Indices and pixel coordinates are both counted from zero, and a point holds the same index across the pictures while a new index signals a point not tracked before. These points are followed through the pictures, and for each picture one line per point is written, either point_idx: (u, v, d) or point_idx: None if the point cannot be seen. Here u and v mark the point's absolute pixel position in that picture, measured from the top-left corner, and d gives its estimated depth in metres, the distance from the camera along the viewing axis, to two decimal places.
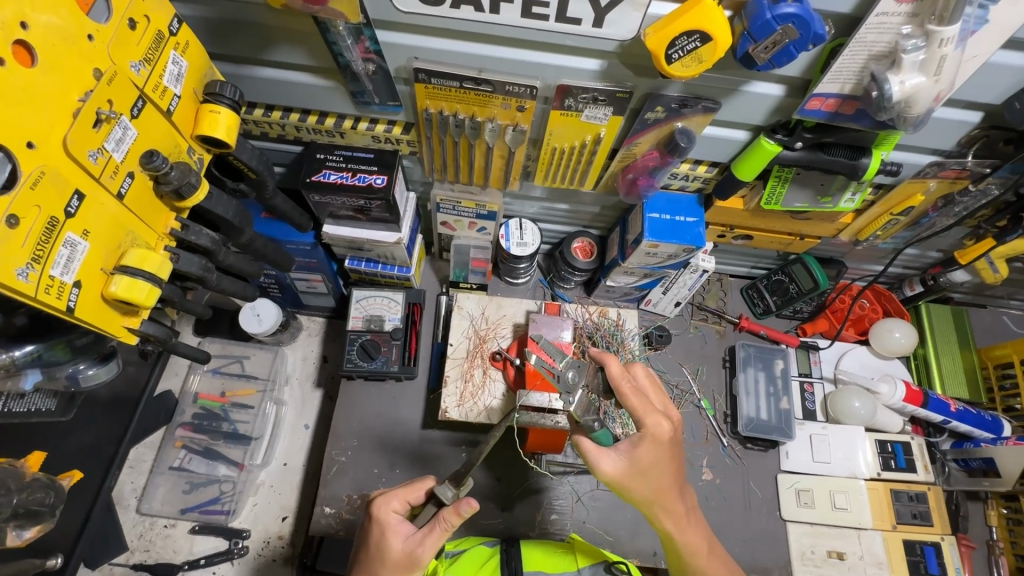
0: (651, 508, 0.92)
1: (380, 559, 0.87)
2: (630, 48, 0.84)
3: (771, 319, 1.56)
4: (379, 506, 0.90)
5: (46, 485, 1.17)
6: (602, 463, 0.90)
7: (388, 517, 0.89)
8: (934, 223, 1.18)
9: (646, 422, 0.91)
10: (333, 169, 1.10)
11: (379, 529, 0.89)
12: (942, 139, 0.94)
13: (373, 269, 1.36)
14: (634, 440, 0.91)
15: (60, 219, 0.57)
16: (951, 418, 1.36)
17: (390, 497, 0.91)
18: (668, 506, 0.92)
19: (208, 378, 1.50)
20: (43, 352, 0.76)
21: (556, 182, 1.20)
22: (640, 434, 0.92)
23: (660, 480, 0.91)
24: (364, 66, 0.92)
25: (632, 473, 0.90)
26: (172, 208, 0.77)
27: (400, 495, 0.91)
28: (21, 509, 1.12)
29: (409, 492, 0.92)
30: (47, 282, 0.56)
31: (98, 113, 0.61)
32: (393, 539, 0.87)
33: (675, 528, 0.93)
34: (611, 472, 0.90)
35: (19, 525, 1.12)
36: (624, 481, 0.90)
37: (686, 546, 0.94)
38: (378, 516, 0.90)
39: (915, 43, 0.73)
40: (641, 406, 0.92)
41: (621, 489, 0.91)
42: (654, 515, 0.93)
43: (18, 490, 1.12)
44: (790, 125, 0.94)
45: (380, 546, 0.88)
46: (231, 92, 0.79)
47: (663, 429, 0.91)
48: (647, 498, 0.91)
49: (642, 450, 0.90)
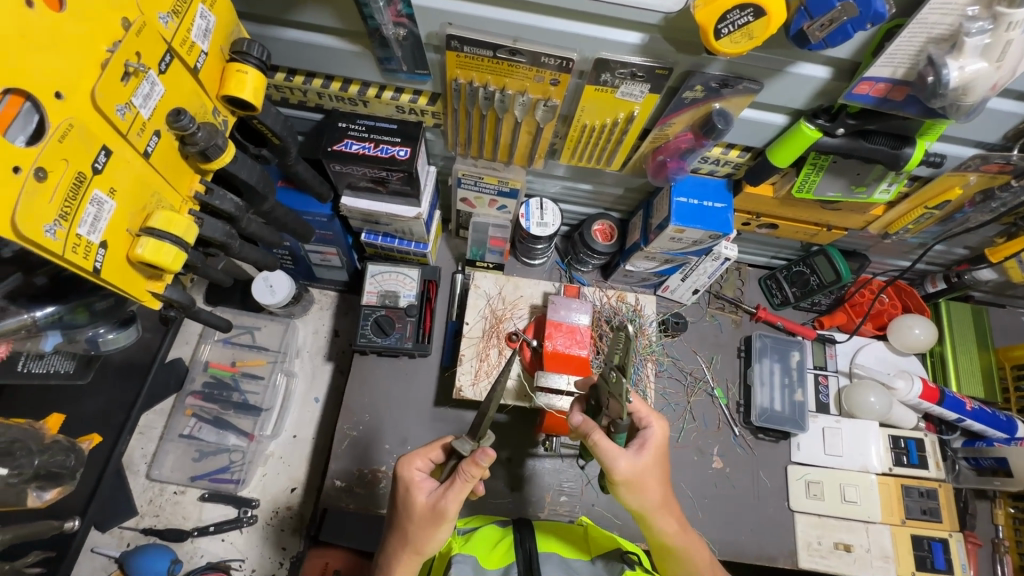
0: (655, 512, 0.91)
1: (408, 517, 0.87)
2: (675, 22, 0.80)
3: (789, 310, 1.55)
4: (403, 468, 0.90)
5: (66, 448, 1.18)
6: (618, 462, 0.87)
7: (411, 476, 0.89)
8: (967, 218, 1.16)
9: (651, 422, 0.93)
10: (355, 138, 1.07)
11: (404, 488, 0.89)
12: (987, 131, 0.92)
13: (390, 244, 1.34)
14: (643, 439, 0.91)
15: (87, 175, 0.55)
16: (965, 416, 1.35)
17: (412, 458, 0.91)
18: (669, 510, 0.93)
19: (219, 348, 1.49)
20: (64, 314, 0.74)
21: (582, 162, 1.17)
22: (645, 432, 0.92)
23: (663, 481, 0.92)
24: (394, 31, 0.88)
25: (644, 471, 0.89)
26: (196, 170, 0.74)
27: (422, 455, 0.92)
28: (43, 471, 1.12)
29: (431, 451, 0.93)
30: (74, 241, 0.54)
31: (126, 66, 0.58)
32: (418, 494, 0.87)
33: (673, 539, 0.93)
34: (624, 470, 0.87)
35: (40, 486, 1.13)
36: (635, 479, 0.88)
37: (682, 553, 0.94)
38: (402, 476, 0.90)
39: (981, 26, 0.70)
40: (644, 407, 0.94)
41: (631, 488, 0.89)
42: (655, 522, 0.92)
43: (39, 452, 1.13)
44: (833, 110, 0.91)
45: (406, 504, 0.87)
46: (258, 52, 0.76)
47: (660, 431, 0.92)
48: (653, 500, 0.90)
49: (651, 449, 0.91)
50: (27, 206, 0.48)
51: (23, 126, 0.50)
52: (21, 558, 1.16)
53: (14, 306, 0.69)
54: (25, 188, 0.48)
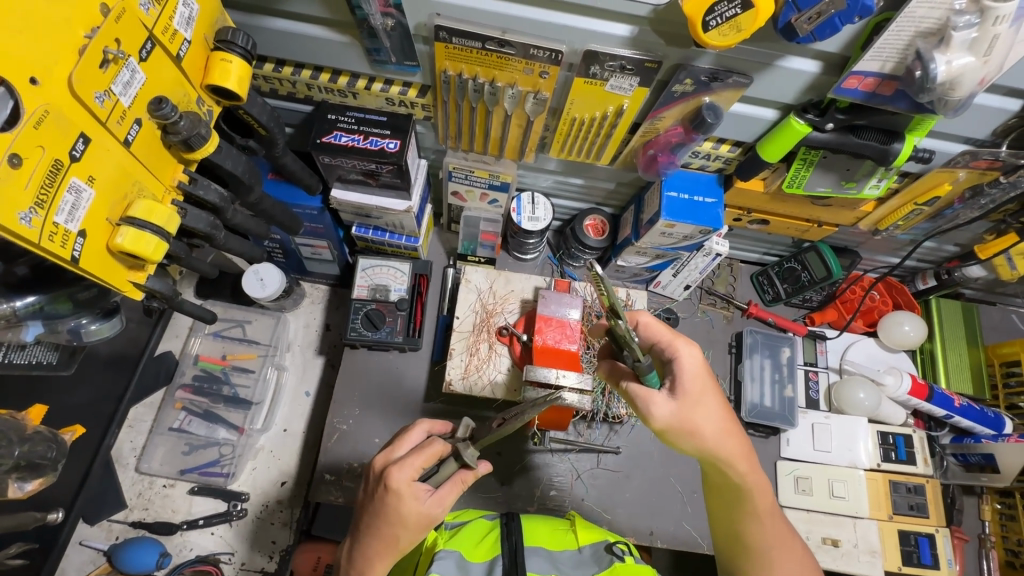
0: (717, 454, 0.86)
1: (400, 524, 0.84)
2: (664, 14, 0.79)
3: (780, 307, 1.55)
4: (395, 478, 0.84)
5: (48, 439, 1.16)
6: (655, 409, 0.84)
7: (405, 486, 0.84)
8: (957, 215, 1.16)
9: (679, 351, 0.86)
10: (345, 130, 1.07)
11: (395, 498, 0.84)
12: (976, 127, 0.92)
13: (380, 237, 1.33)
14: (676, 375, 0.85)
15: (65, 163, 0.54)
16: (954, 413, 1.36)
17: (406, 468, 0.85)
18: (733, 440, 0.86)
19: (209, 341, 1.48)
20: (46, 304, 0.74)
21: (573, 156, 1.17)
22: (677, 363, 0.86)
23: (715, 408, 0.85)
24: (382, 21, 0.87)
25: (685, 409, 0.84)
26: (179, 160, 0.74)
27: (415, 463, 0.86)
28: (23, 461, 1.11)
29: (423, 458, 0.86)
30: (51, 229, 0.54)
31: (105, 53, 0.57)
32: (413, 504, 0.84)
33: (745, 478, 0.87)
34: (663, 416, 0.84)
35: (21, 477, 1.12)
36: (678, 423, 0.84)
37: (754, 491, 0.88)
38: (395, 488, 0.84)
39: (968, 20, 0.70)
40: (670, 333, 0.88)
41: (680, 433, 0.85)
42: (725, 464, 0.86)
43: (20, 442, 1.10)
44: (822, 104, 0.91)
45: (399, 512, 0.84)
46: (243, 41, 0.75)
47: (694, 357, 0.85)
48: (711, 436, 0.85)
49: (688, 378, 0.84)
50: None
51: None
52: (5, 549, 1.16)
53: None
54: None
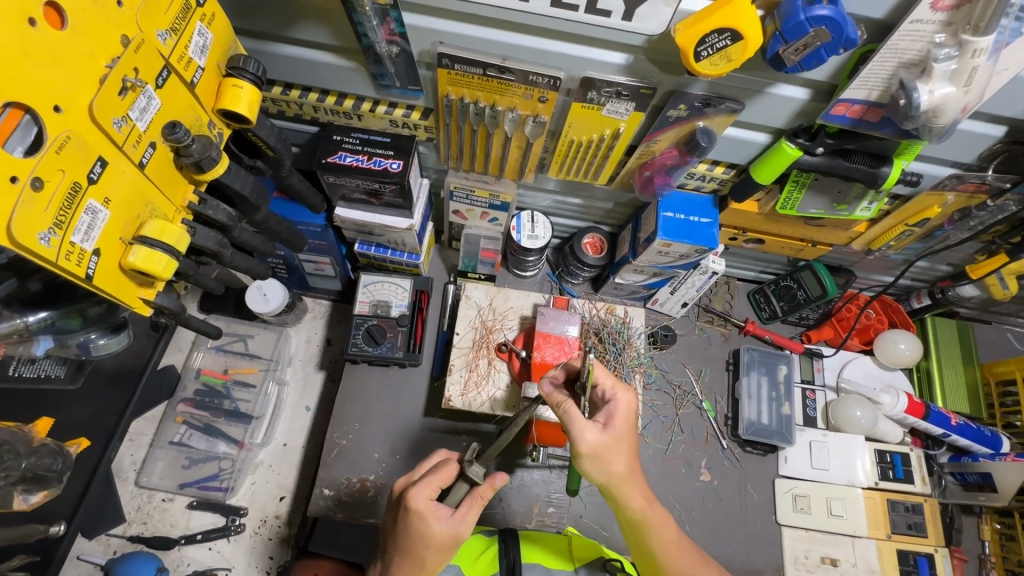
0: (618, 486, 0.86)
1: (425, 545, 0.85)
2: (658, 43, 0.83)
3: (777, 324, 1.56)
4: (415, 497, 0.87)
5: (54, 451, 1.17)
6: (586, 435, 0.81)
7: (425, 505, 0.86)
8: (948, 235, 1.18)
9: (618, 396, 0.87)
10: (349, 151, 1.10)
11: (418, 519, 0.86)
12: (962, 151, 0.94)
13: (383, 254, 1.36)
14: (608, 412, 0.86)
15: (83, 185, 0.57)
16: (951, 431, 1.36)
17: (424, 487, 0.88)
18: (632, 482, 0.86)
19: (211, 355, 1.50)
20: (58, 319, 0.76)
21: (571, 176, 1.19)
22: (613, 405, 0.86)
23: (628, 456, 0.86)
24: (388, 48, 0.91)
25: (610, 445, 0.83)
26: (190, 180, 0.76)
27: (432, 482, 0.88)
28: (29, 473, 1.12)
29: (439, 478, 0.89)
30: (68, 248, 0.56)
31: (124, 81, 0.60)
32: (435, 523, 0.85)
33: (640, 512, 0.88)
34: (591, 443, 0.82)
35: (26, 490, 1.13)
36: (600, 454, 0.83)
37: (649, 522, 0.89)
38: (415, 506, 0.86)
39: (948, 52, 0.72)
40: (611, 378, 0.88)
41: (596, 463, 0.83)
42: (619, 496, 0.87)
43: (27, 454, 1.12)
44: (812, 129, 0.93)
45: (423, 532, 0.85)
46: (254, 67, 0.78)
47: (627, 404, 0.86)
48: (616, 476, 0.85)
49: (618, 423, 0.85)
50: (22, 214, 0.50)
51: (21, 138, 0.52)
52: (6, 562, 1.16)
53: (8, 310, 0.71)
54: (22, 197, 0.50)
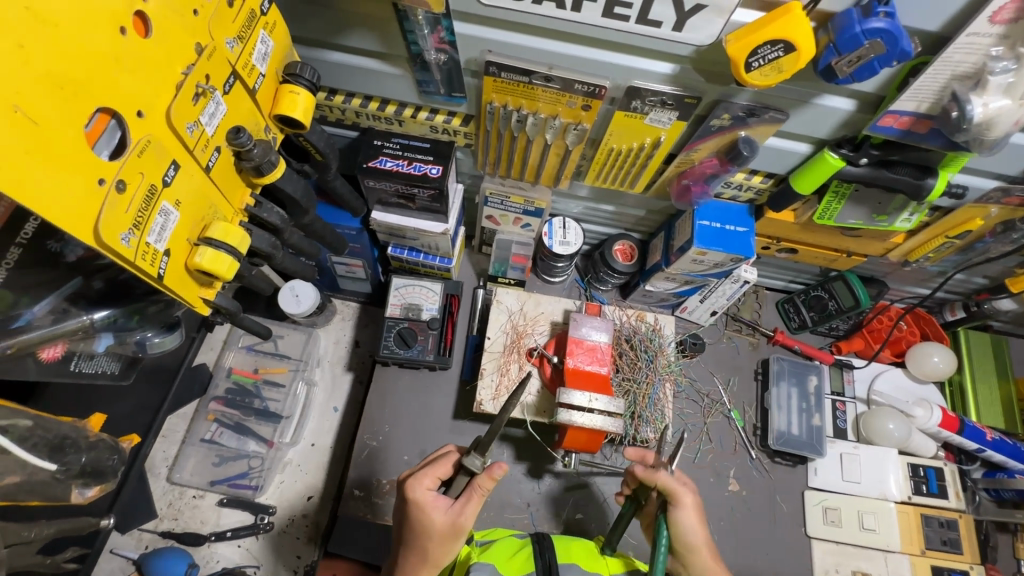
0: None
1: (425, 534, 0.90)
2: (706, 54, 0.83)
3: (806, 335, 1.55)
4: (412, 489, 0.92)
5: (107, 448, 1.17)
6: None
7: (423, 496, 0.91)
8: (988, 248, 1.17)
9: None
10: (390, 156, 1.12)
11: (417, 509, 0.91)
12: (1009, 164, 0.94)
13: (415, 258, 1.38)
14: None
15: (158, 188, 0.59)
16: (986, 447, 1.34)
17: (421, 479, 0.93)
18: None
19: (243, 354, 1.52)
20: (118, 318, 0.78)
21: (606, 183, 1.20)
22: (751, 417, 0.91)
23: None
24: (435, 56, 0.92)
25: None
26: (247, 183, 0.78)
27: (430, 473, 0.94)
28: (87, 468, 1.13)
29: (438, 469, 0.95)
30: (144, 248, 0.57)
31: (198, 87, 0.62)
32: (432, 512, 0.90)
33: None
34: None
35: (84, 483, 1.13)
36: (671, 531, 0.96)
37: None
38: (414, 497, 0.91)
39: (1004, 65, 0.73)
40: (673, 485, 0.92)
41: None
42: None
43: (84, 450, 1.12)
44: (856, 140, 0.94)
45: (422, 522, 0.90)
46: (310, 75, 0.80)
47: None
48: None
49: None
50: (108, 215, 0.52)
51: (107, 142, 0.53)
52: (60, 553, 1.21)
53: (75, 308, 0.73)
54: (107, 199, 0.52)
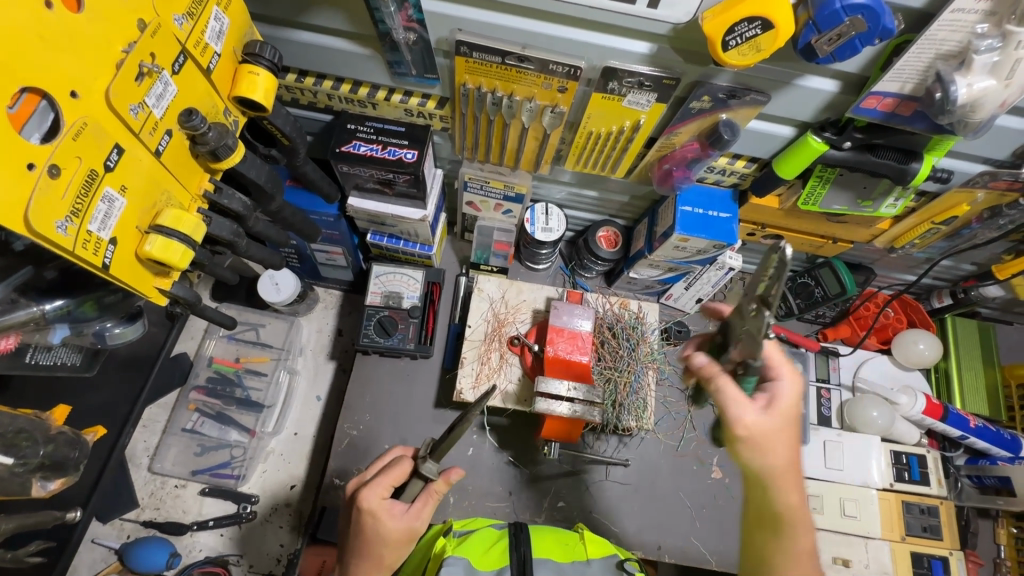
0: (770, 481, 0.72)
1: (380, 542, 0.84)
2: (683, 32, 0.80)
3: (792, 322, 1.54)
4: (366, 498, 0.85)
5: (72, 440, 1.15)
6: (743, 414, 0.72)
7: (378, 505, 0.85)
8: (975, 234, 1.15)
9: (781, 374, 0.74)
10: (364, 140, 1.09)
11: (371, 518, 0.84)
12: (996, 148, 0.91)
13: (395, 245, 1.35)
14: (773, 392, 0.74)
15: (99, 173, 0.56)
16: (969, 434, 1.34)
17: (375, 487, 0.86)
18: (798, 485, 0.72)
19: (223, 344, 1.50)
20: (74, 308, 0.76)
21: (588, 168, 1.17)
22: (776, 384, 0.74)
23: (794, 445, 0.73)
24: (405, 36, 0.89)
25: (772, 430, 0.72)
26: (206, 169, 0.75)
27: (384, 481, 0.87)
28: (48, 459, 1.10)
29: (390, 476, 0.87)
30: (85, 237, 0.55)
31: (141, 66, 0.59)
32: (389, 520, 0.84)
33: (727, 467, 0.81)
34: (749, 425, 0.72)
35: (45, 476, 1.11)
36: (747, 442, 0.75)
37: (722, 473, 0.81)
38: (368, 506, 0.84)
39: (989, 44, 0.71)
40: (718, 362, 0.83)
41: (751, 447, 0.72)
42: (773, 496, 0.72)
43: (45, 441, 1.09)
44: (840, 123, 0.91)
45: (378, 530, 0.84)
46: (270, 54, 0.77)
47: (797, 382, 0.74)
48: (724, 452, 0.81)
49: (783, 407, 0.73)
50: (39, 201, 0.49)
51: (38, 124, 0.51)
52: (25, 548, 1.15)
53: (25, 298, 0.71)
54: (38, 184, 0.49)
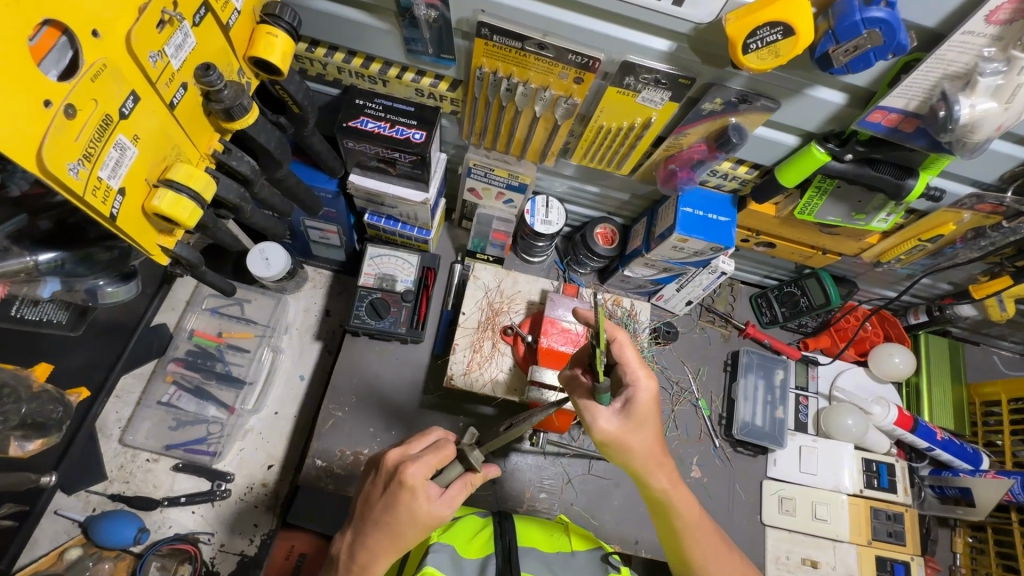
0: (641, 468, 0.86)
1: (410, 522, 0.83)
2: (704, 33, 0.82)
3: (776, 330, 1.58)
4: (411, 473, 0.83)
5: (55, 399, 1.18)
6: (596, 422, 0.83)
7: (420, 483, 0.83)
8: (957, 254, 1.21)
9: (638, 380, 0.85)
10: (372, 117, 1.07)
11: (409, 494, 0.82)
12: (985, 171, 0.96)
13: (392, 227, 1.33)
14: (628, 396, 0.84)
15: (114, 119, 0.54)
16: (935, 446, 1.40)
17: (421, 464, 0.84)
18: (661, 465, 0.87)
19: (206, 317, 1.46)
20: (67, 262, 0.74)
21: (593, 163, 1.18)
22: (632, 390, 0.85)
23: (653, 436, 0.85)
24: (426, 12, 0.88)
25: (624, 432, 0.84)
26: (216, 129, 0.73)
27: (430, 461, 0.85)
28: (29, 419, 1.12)
29: (438, 457, 0.85)
30: (95, 183, 0.53)
31: (163, 13, 0.57)
32: (425, 503, 0.83)
33: (638, 462, 0.86)
34: (605, 431, 0.83)
35: (24, 436, 1.13)
36: (617, 441, 0.84)
37: (630, 462, 0.86)
38: (410, 483, 0.82)
39: (995, 67, 0.74)
40: (629, 364, 0.86)
41: (614, 448, 0.85)
42: (644, 477, 0.87)
43: (27, 399, 1.11)
44: (843, 135, 0.94)
45: (411, 510, 0.82)
46: (290, 17, 0.75)
47: (645, 388, 0.84)
48: (640, 457, 0.85)
49: (635, 409, 0.83)
50: (54, 141, 0.47)
51: (57, 60, 0.49)
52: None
53: (18, 247, 0.69)
54: (54, 123, 0.47)
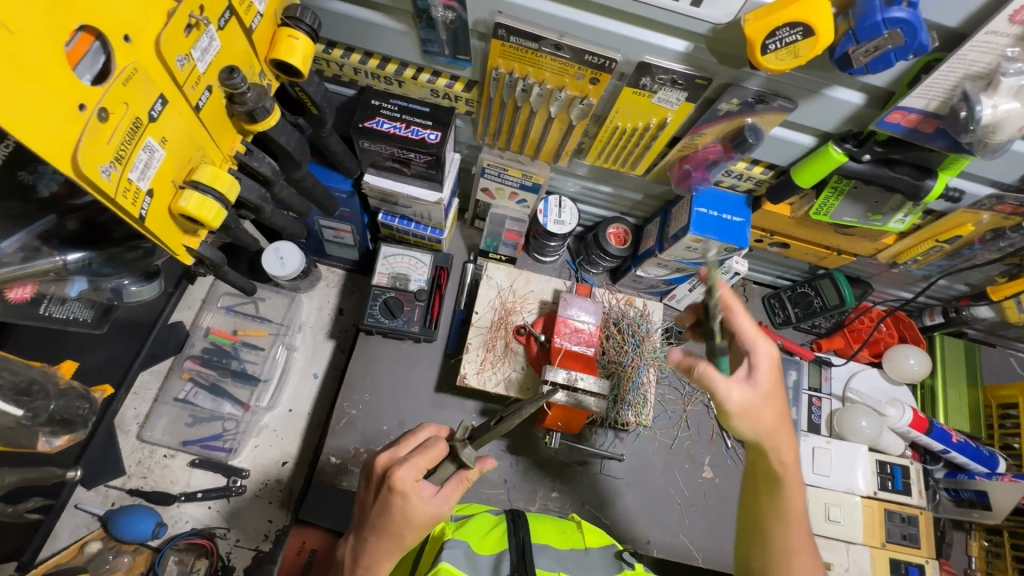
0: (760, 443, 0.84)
1: (406, 524, 0.83)
2: (723, 33, 0.82)
3: (789, 330, 1.57)
4: (399, 477, 0.83)
5: (82, 395, 1.18)
6: (728, 388, 0.81)
7: (411, 486, 0.83)
8: (975, 255, 1.20)
9: (758, 345, 0.84)
10: (387, 117, 1.08)
11: (401, 498, 0.83)
12: (1005, 172, 0.95)
13: (406, 226, 1.34)
14: (752, 361, 0.84)
15: (144, 122, 0.55)
16: (951, 448, 1.39)
17: (410, 467, 0.84)
18: (784, 441, 0.85)
19: (221, 315, 1.48)
20: (92, 261, 0.75)
21: (607, 163, 1.18)
22: (752, 357, 0.84)
23: (778, 409, 0.84)
24: (443, 14, 0.88)
25: (757, 400, 0.82)
26: (238, 131, 0.74)
27: (419, 462, 0.86)
28: (57, 415, 1.13)
29: (426, 458, 0.86)
30: (126, 185, 0.54)
31: (190, 18, 0.58)
32: (419, 504, 0.83)
33: (761, 433, 0.83)
34: (739, 397, 0.81)
35: (52, 432, 1.13)
36: (748, 409, 0.82)
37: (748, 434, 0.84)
38: (400, 486, 0.83)
39: (1018, 68, 0.74)
40: (752, 330, 0.85)
41: (747, 418, 0.82)
42: (768, 452, 0.85)
43: (56, 396, 1.13)
44: (861, 135, 0.93)
45: (405, 512, 0.83)
46: (310, 19, 0.76)
47: (765, 351, 0.84)
48: (764, 429, 0.83)
49: (761, 375, 0.82)
50: (88, 143, 0.48)
51: (90, 66, 0.50)
52: (23, 504, 1.17)
53: (47, 247, 0.71)
54: (88, 126, 0.48)
